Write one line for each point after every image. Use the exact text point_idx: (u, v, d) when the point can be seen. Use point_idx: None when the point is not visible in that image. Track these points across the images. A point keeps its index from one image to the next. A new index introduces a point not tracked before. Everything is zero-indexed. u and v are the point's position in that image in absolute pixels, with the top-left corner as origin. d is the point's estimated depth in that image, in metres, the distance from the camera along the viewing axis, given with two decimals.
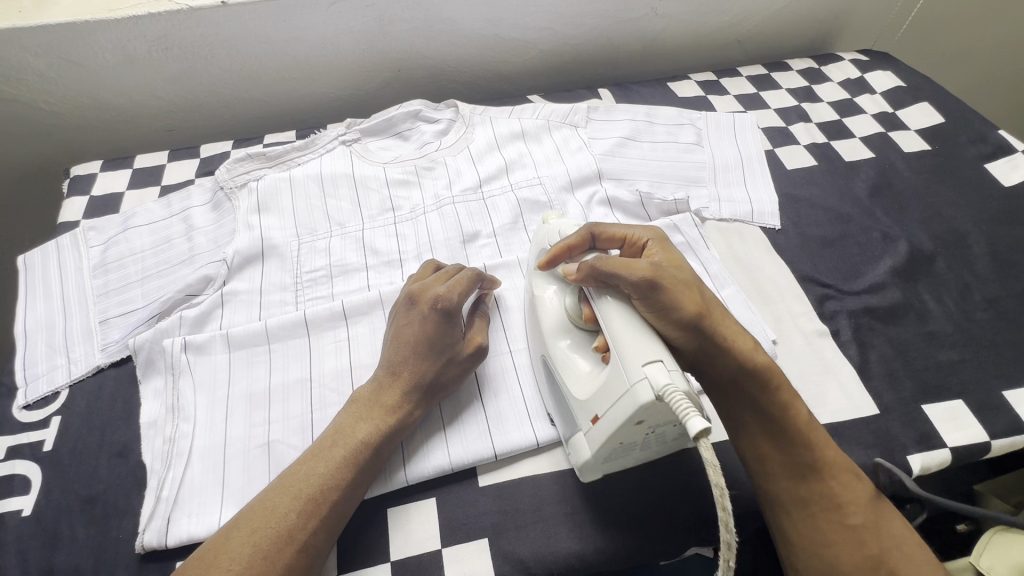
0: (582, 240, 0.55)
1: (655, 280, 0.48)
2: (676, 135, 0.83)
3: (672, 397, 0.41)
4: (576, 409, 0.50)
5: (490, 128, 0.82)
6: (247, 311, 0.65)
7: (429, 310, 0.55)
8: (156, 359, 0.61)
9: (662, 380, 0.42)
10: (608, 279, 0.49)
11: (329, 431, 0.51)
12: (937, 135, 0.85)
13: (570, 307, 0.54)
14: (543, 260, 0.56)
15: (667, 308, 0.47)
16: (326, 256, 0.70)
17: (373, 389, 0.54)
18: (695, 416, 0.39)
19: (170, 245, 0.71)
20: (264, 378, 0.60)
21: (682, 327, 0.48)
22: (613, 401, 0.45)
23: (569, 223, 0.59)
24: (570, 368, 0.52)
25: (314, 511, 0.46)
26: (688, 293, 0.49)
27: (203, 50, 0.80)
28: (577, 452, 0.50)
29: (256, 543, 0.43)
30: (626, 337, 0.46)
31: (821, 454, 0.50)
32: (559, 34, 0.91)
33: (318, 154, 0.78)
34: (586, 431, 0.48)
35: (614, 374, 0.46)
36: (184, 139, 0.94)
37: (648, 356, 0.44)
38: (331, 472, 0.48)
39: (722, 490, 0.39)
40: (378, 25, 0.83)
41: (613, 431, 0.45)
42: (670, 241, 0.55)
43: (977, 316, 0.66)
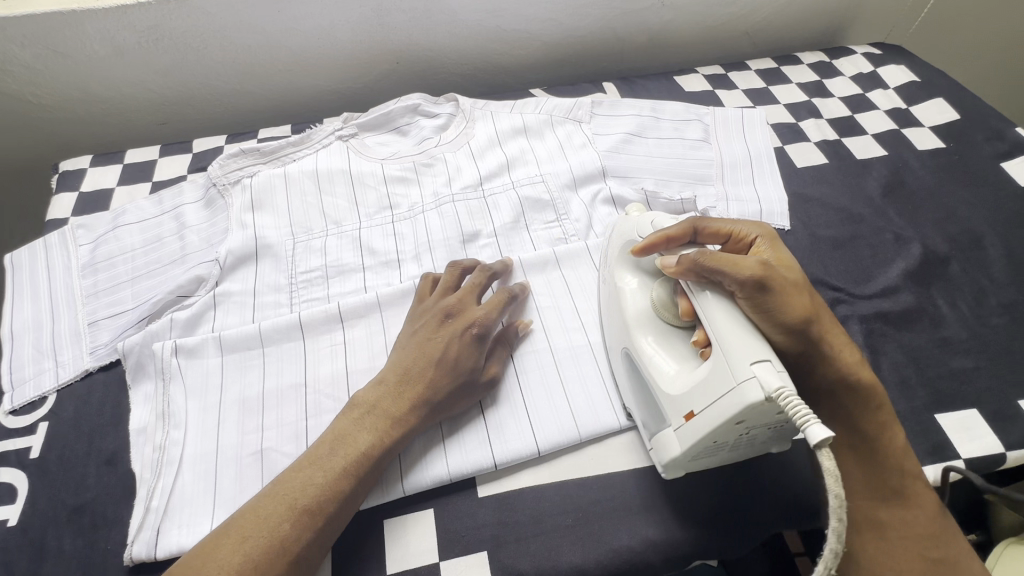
0: (684, 232, 0.53)
1: (764, 280, 0.47)
2: (683, 131, 0.80)
3: (791, 402, 0.39)
4: (664, 404, 0.49)
5: (491, 123, 0.79)
6: (240, 314, 0.63)
7: (467, 331, 0.55)
8: (146, 363, 0.59)
9: (774, 382, 0.40)
10: (711, 274, 0.48)
11: (328, 437, 0.49)
12: (952, 132, 0.82)
13: (659, 299, 0.53)
14: (636, 248, 0.54)
15: (777, 312, 0.46)
16: (322, 257, 0.68)
17: (378, 395, 0.51)
18: (815, 424, 0.38)
19: (161, 244, 0.69)
20: (258, 383, 0.58)
21: (789, 333, 0.47)
22: (714, 398, 0.44)
23: (664, 215, 0.57)
24: (658, 363, 0.51)
25: (309, 522, 0.44)
26: (799, 298, 0.47)
27: (195, 41, 0.78)
28: (663, 449, 0.49)
29: (243, 550, 0.42)
30: (729, 334, 0.45)
31: (908, 478, 0.50)
32: (563, 25, 0.89)
33: (314, 150, 0.76)
34: (678, 428, 0.47)
35: (715, 370, 0.44)
36: (177, 133, 0.91)
37: (754, 355, 0.42)
38: (327, 483, 0.46)
39: (839, 499, 0.38)
40: (376, 15, 0.80)
41: (711, 430, 0.44)
42: (780, 239, 0.52)
43: (992, 321, 0.64)
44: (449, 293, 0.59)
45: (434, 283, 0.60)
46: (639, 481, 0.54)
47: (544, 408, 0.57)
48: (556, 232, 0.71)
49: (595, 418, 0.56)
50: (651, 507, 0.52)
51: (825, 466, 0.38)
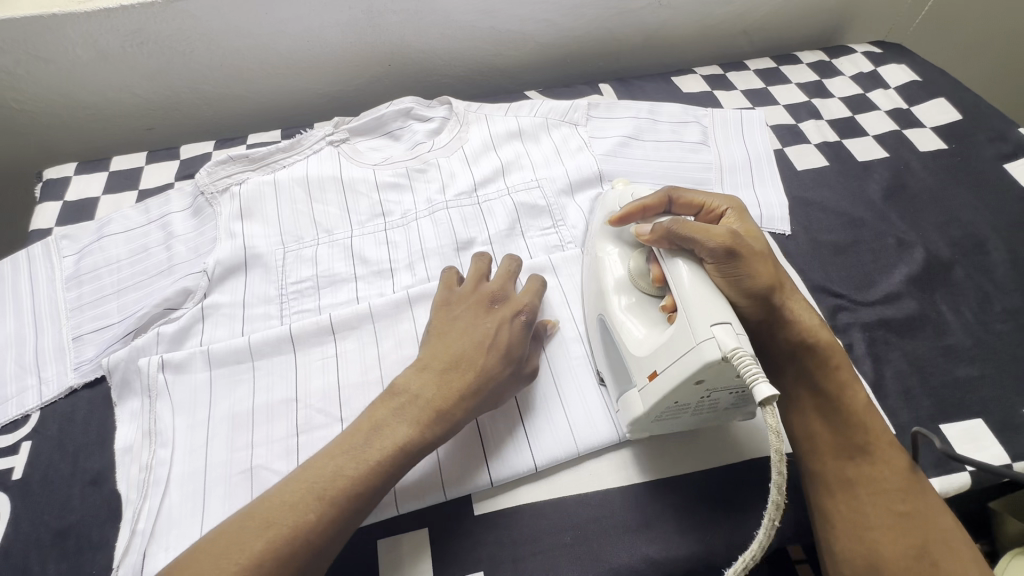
0: (659, 202, 0.55)
1: (734, 246, 0.48)
2: (680, 133, 0.79)
3: (744, 360, 0.41)
4: (630, 363, 0.50)
5: (486, 126, 0.78)
6: (229, 327, 0.62)
7: (515, 318, 0.54)
8: (132, 379, 0.57)
9: (731, 343, 0.42)
10: (683, 241, 0.49)
11: (362, 426, 0.47)
12: (954, 133, 0.81)
13: (635, 268, 0.54)
14: (615, 216, 0.56)
15: (742, 276, 0.48)
16: (313, 266, 0.67)
17: (421, 385, 0.49)
18: (762, 382, 0.40)
19: (147, 254, 0.67)
20: (248, 399, 0.57)
21: (751, 296, 0.49)
22: (676, 357, 0.45)
23: (642, 189, 0.60)
24: (629, 328, 0.51)
25: (334, 516, 0.43)
26: (763, 262, 0.49)
27: (181, 45, 0.76)
28: (628, 409, 0.50)
29: (267, 538, 0.41)
30: (695, 295, 0.46)
31: (872, 435, 0.50)
32: (559, 26, 0.87)
33: (304, 156, 0.74)
34: (642, 388, 0.48)
35: (678, 333, 0.46)
36: (165, 138, 0.89)
37: (716, 317, 0.44)
38: (360, 473, 0.44)
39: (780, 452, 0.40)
40: (367, 16, 0.78)
41: (671, 387, 0.45)
42: (748, 212, 0.56)
43: (996, 327, 0.63)
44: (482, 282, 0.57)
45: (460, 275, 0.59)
46: (639, 497, 0.52)
47: (541, 422, 0.55)
48: (553, 238, 0.70)
49: (593, 431, 0.55)
50: (651, 524, 0.51)
51: (768, 423, 0.40)
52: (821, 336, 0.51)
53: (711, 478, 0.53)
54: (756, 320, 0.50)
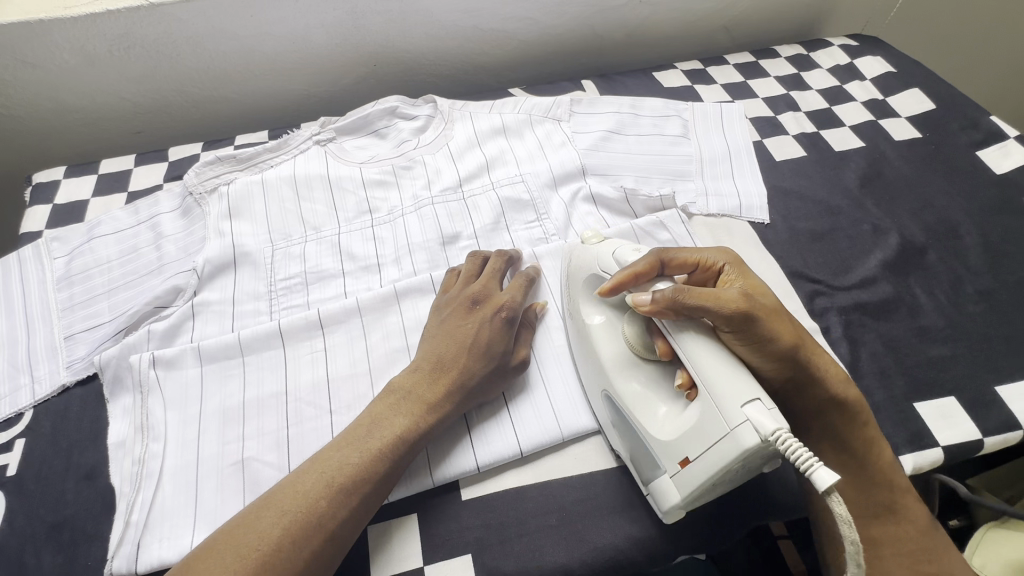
0: (651, 267, 0.52)
1: (750, 312, 0.45)
2: (662, 127, 0.81)
3: (789, 444, 0.38)
4: (657, 449, 0.48)
5: (470, 124, 0.79)
6: (219, 323, 0.63)
7: (496, 315, 0.56)
8: (124, 376, 0.58)
9: (770, 425, 0.40)
10: (692, 311, 0.46)
11: (365, 421, 0.49)
12: (928, 122, 0.83)
13: (634, 337, 0.53)
14: (605, 289, 0.52)
15: (764, 341, 0.46)
16: (301, 263, 0.68)
17: (413, 380, 0.52)
18: (819, 468, 0.37)
19: (138, 254, 0.68)
20: (239, 393, 0.58)
21: (775, 358, 0.47)
22: (710, 444, 0.43)
23: (627, 246, 0.56)
24: (647, 406, 0.50)
25: (344, 501, 0.44)
26: (779, 321, 0.47)
27: (167, 48, 0.77)
28: (662, 496, 0.48)
29: (284, 523, 0.42)
30: (717, 379, 0.44)
31: (899, 496, 0.50)
32: (540, 24, 0.88)
33: (292, 155, 0.75)
34: (674, 474, 0.46)
35: (706, 414, 0.44)
36: (153, 140, 0.90)
37: (745, 395, 0.42)
38: (366, 462, 0.46)
39: (854, 543, 0.38)
40: (351, 17, 0.80)
41: (711, 475, 0.43)
42: (745, 262, 0.52)
43: (968, 308, 0.65)
44: (473, 280, 0.61)
45: (458, 276, 0.62)
46: (622, 480, 0.54)
47: (526, 408, 0.56)
48: (537, 232, 0.71)
49: (575, 416, 0.57)
50: (635, 504, 0.52)
51: (837, 511, 0.38)
52: (846, 395, 0.50)
53: None
54: (781, 379, 0.48)
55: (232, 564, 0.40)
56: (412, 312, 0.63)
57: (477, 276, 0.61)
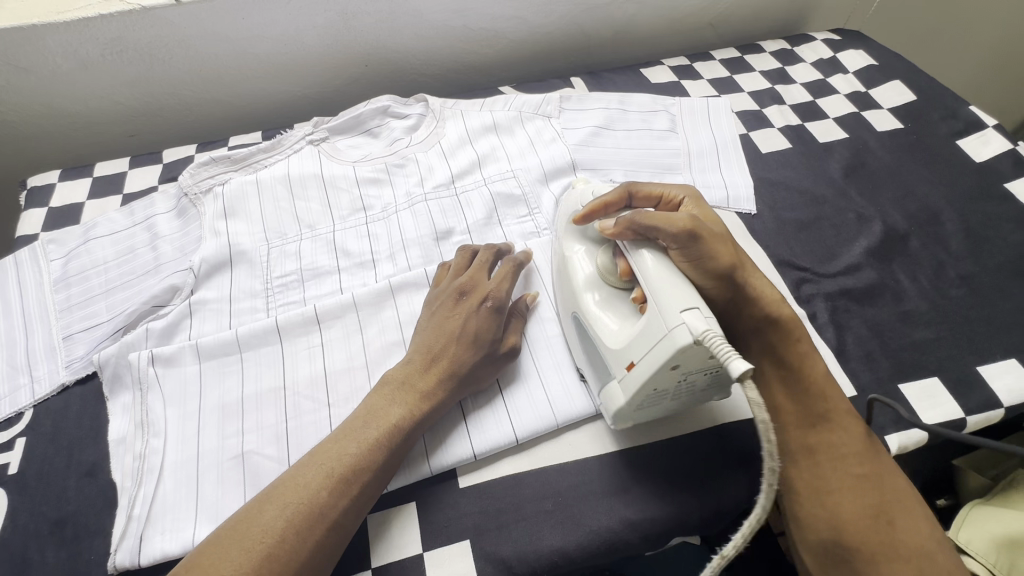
0: (620, 198, 0.57)
1: (696, 230, 0.50)
2: (650, 122, 0.82)
3: (715, 340, 0.41)
4: (608, 356, 0.51)
5: (461, 122, 0.81)
6: (216, 321, 0.64)
7: (482, 304, 0.57)
8: (123, 374, 0.59)
9: (701, 326, 0.42)
10: (647, 231, 0.51)
11: (360, 414, 0.50)
12: (909, 113, 0.85)
13: (603, 265, 0.55)
14: (578, 215, 0.57)
15: (704, 258, 0.50)
16: (297, 260, 0.69)
17: (405, 371, 0.53)
18: (735, 358, 0.40)
19: (134, 255, 0.69)
20: (237, 389, 0.59)
21: (714, 277, 0.51)
22: (648, 346, 0.46)
23: (601, 186, 0.61)
24: (602, 322, 0.53)
25: (344, 492, 0.45)
26: (724, 246, 0.51)
27: (160, 51, 0.78)
28: (610, 399, 0.52)
29: (286, 516, 0.43)
30: (663, 288, 0.47)
31: (830, 402, 0.51)
32: (529, 23, 0.90)
33: (285, 155, 0.76)
34: (621, 379, 0.49)
35: (650, 321, 0.47)
36: (148, 144, 0.91)
37: (684, 303, 0.45)
38: (363, 453, 0.47)
39: (765, 423, 0.39)
40: (342, 19, 0.81)
41: (650, 376, 0.46)
42: (704, 199, 0.58)
43: (950, 292, 0.66)
44: (462, 272, 0.61)
45: (448, 268, 0.63)
46: (616, 464, 0.55)
47: (521, 398, 0.57)
48: (529, 225, 0.72)
49: (570, 405, 0.58)
50: (628, 488, 0.54)
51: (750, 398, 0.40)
52: (784, 312, 0.53)
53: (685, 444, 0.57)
54: (721, 297, 0.52)
55: (239, 561, 0.40)
56: (407, 305, 0.64)
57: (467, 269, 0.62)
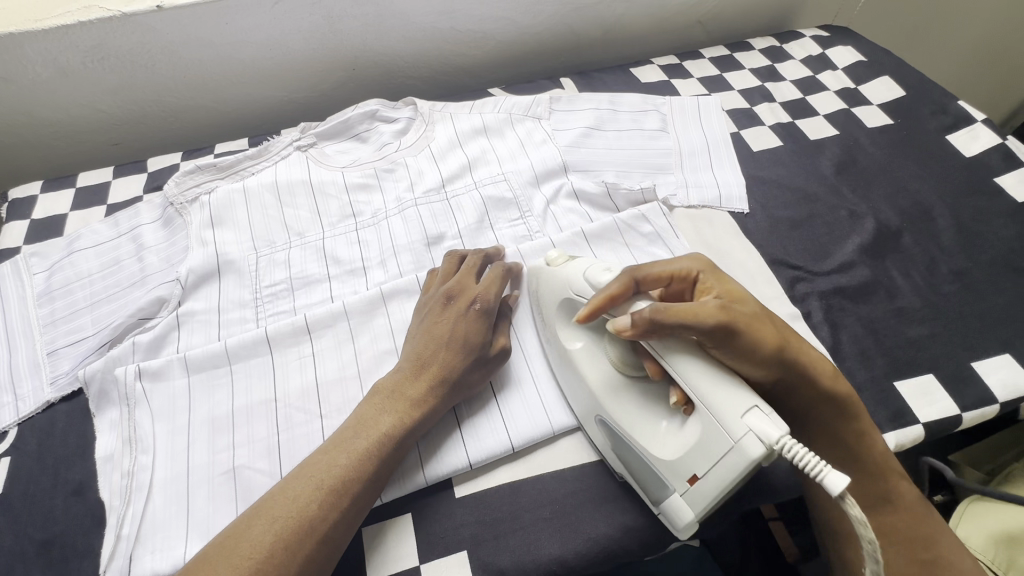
0: (625, 289, 0.51)
1: (731, 323, 0.45)
2: (641, 122, 0.82)
3: (794, 449, 0.40)
4: (662, 469, 0.47)
5: (451, 125, 0.80)
6: (205, 333, 0.62)
7: (469, 307, 0.56)
8: (109, 390, 0.58)
9: (773, 433, 0.41)
10: (674, 331, 0.46)
11: (351, 424, 0.49)
12: (899, 109, 0.85)
13: (617, 358, 0.53)
14: (582, 315, 0.52)
15: (750, 349, 0.46)
16: (287, 269, 0.67)
17: (396, 379, 0.52)
18: (827, 471, 0.39)
19: (120, 267, 0.68)
20: (227, 402, 0.58)
21: (765, 367, 0.47)
22: (716, 459, 0.43)
23: (596, 264, 0.55)
24: (644, 427, 0.50)
25: (335, 504, 0.45)
26: (764, 326, 0.47)
27: (142, 58, 0.76)
28: (674, 516, 0.47)
29: (275, 531, 0.42)
30: (716, 392, 0.44)
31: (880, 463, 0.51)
32: (518, 24, 0.89)
33: (272, 162, 0.75)
34: (684, 493, 0.46)
35: (707, 430, 0.44)
36: (132, 153, 0.89)
37: (743, 405, 0.43)
38: (354, 463, 0.46)
39: (872, 543, 0.40)
40: (328, 22, 0.80)
41: (723, 490, 0.43)
42: (719, 268, 0.52)
43: (944, 288, 0.66)
44: (452, 276, 0.61)
45: (437, 274, 0.62)
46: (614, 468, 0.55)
47: (515, 404, 0.57)
48: (521, 229, 0.72)
49: (565, 409, 0.57)
50: (627, 494, 0.53)
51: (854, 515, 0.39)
52: (840, 390, 0.50)
53: None
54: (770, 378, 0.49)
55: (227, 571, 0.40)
56: (399, 313, 0.63)
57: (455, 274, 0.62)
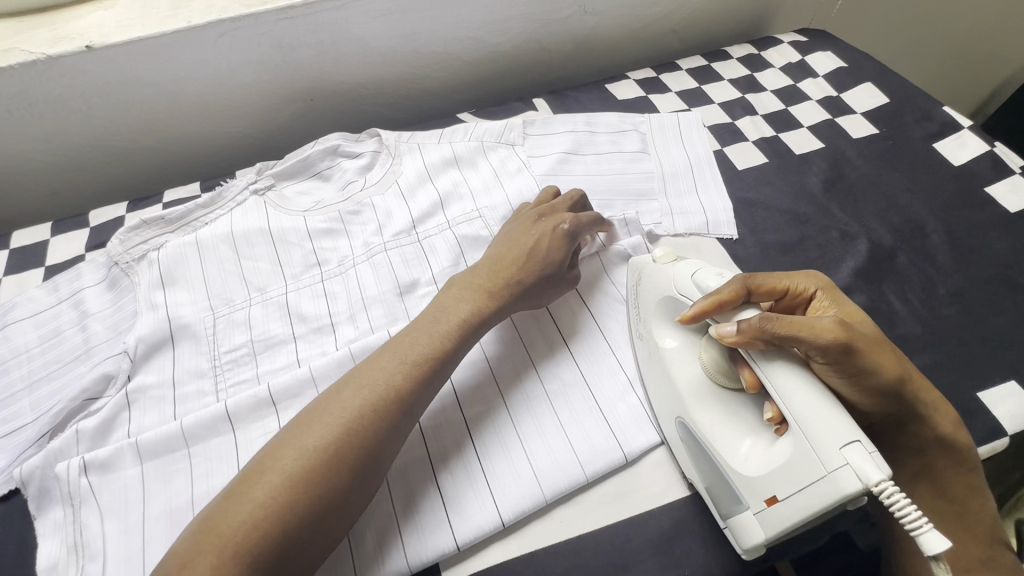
0: (738, 294, 0.49)
1: (850, 343, 0.43)
2: (620, 143, 0.77)
3: (896, 498, 0.38)
4: (739, 484, 0.47)
5: (419, 156, 0.75)
6: (158, 411, 0.57)
7: (559, 226, 0.61)
8: (51, 487, 0.52)
9: (874, 474, 0.38)
10: (783, 342, 0.45)
11: (433, 309, 0.55)
12: (883, 117, 0.82)
13: (711, 363, 0.52)
14: (688, 316, 0.51)
15: (866, 373, 0.45)
16: (247, 330, 0.62)
17: (474, 275, 0.58)
18: (926, 531, 0.37)
19: (61, 339, 0.62)
20: (186, 490, 0.52)
21: (875, 392, 0.47)
22: (803, 485, 0.42)
23: (707, 268, 0.53)
24: (727, 440, 0.49)
25: (417, 377, 0.49)
26: (884, 355, 0.46)
27: (76, 102, 0.70)
28: (743, 534, 0.47)
29: (364, 394, 0.47)
30: (816, 414, 0.42)
31: (958, 485, 0.52)
32: (484, 42, 0.84)
33: (227, 210, 0.69)
34: (760, 512, 0.45)
35: (800, 453, 0.43)
36: (76, 203, 0.83)
37: (844, 437, 0.40)
38: (438, 342, 0.52)
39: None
40: (278, 52, 0.74)
41: (803, 518, 0.42)
42: (838, 289, 0.52)
43: (943, 311, 0.64)
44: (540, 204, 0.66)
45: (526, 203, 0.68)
46: (613, 536, 0.51)
47: (503, 466, 0.53)
48: None
49: (559, 473, 0.53)
50: (629, 566, 0.50)
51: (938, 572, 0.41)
52: (954, 434, 0.51)
53: (683, 509, 0.53)
54: (872, 406, 0.48)
55: (325, 429, 0.44)
56: None
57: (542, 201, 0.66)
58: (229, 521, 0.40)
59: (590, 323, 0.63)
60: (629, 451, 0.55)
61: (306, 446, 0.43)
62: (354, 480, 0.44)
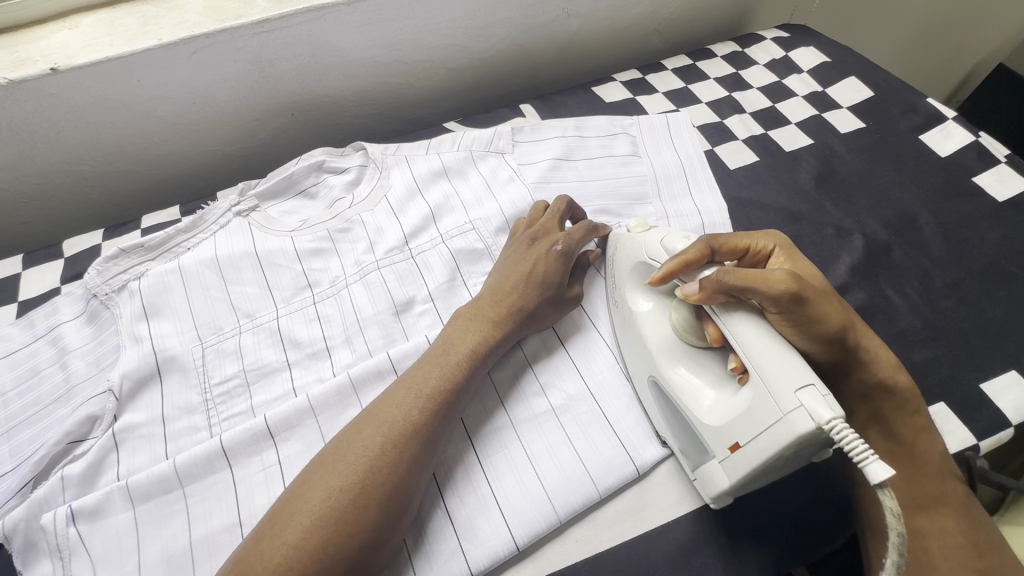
0: (701, 254, 0.51)
1: (800, 292, 0.44)
2: (610, 147, 0.76)
3: (844, 434, 0.38)
4: (705, 434, 0.48)
5: (408, 169, 0.73)
6: (150, 451, 0.54)
7: (552, 249, 0.59)
8: (38, 540, 0.49)
9: (826, 413, 0.39)
10: (739, 292, 0.46)
11: (440, 342, 0.54)
12: (869, 111, 0.82)
13: (680, 322, 0.52)
14: (656, 278, 0.52)
15: (812, 322, 0.45)
16: (239, 360, 0.59)
17: (478, 306, 0.57)
18: (874, 462, 0.37)
19: (40, 378, 0.59)
20: (183, 534, 0.50)
21: (822, 341, 0.47)
22: (761, 429, 0.43)
23: (674, 233, 0.55)
24: (693, 393, 0.50)
25: (433, 408, 0.48)
26: (830, 303, 0.46)
27: (44, 128, 0.66)
28: (710, 483, 0.48)
29: (383, 433, 0.46)
30: (772, 361, 0.43)
31: (920, 433, 0.51)
32: (469, 49, 0.82)
33: (210, 234, 0.67)
34: (723, 460, 0.46)
35: (758, 398, 0.43)
36: (47, 232, 0.79)
37: (799, 380, 0.41)
38: (448, 373, 0.51)
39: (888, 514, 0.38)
40: (257, 66, 0.71)
41: (761, 462, 0.43)
42: (795, 248, 0.53)
43: (941, 303, 0.64)
44: (535, 222, 0.64)
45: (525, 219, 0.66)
46: (631, 550, 0.51)
47: (498, 460, 0.53)
48: None
49: (570, 491, 0.52)
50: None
51: (887, 505, 0.38)
52: (900, 381, 0.51)
53: (698, 519, 0.52)
54: (822, 354, 0.48)
55: (347, 471, 0.43)
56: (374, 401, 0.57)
57: (541, 217, 0.65)
58: (265, 563, 0.39)
59: (583, 320, 0.62)
60: (641, 464, 0.54)
61: (332, 484, 0.43)
62: (386, 518, 0.43)
